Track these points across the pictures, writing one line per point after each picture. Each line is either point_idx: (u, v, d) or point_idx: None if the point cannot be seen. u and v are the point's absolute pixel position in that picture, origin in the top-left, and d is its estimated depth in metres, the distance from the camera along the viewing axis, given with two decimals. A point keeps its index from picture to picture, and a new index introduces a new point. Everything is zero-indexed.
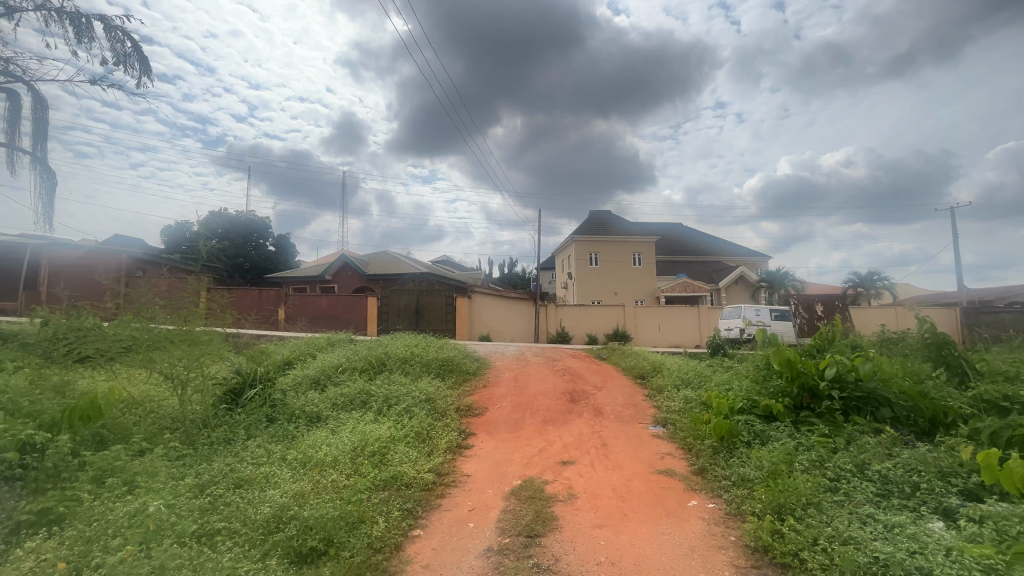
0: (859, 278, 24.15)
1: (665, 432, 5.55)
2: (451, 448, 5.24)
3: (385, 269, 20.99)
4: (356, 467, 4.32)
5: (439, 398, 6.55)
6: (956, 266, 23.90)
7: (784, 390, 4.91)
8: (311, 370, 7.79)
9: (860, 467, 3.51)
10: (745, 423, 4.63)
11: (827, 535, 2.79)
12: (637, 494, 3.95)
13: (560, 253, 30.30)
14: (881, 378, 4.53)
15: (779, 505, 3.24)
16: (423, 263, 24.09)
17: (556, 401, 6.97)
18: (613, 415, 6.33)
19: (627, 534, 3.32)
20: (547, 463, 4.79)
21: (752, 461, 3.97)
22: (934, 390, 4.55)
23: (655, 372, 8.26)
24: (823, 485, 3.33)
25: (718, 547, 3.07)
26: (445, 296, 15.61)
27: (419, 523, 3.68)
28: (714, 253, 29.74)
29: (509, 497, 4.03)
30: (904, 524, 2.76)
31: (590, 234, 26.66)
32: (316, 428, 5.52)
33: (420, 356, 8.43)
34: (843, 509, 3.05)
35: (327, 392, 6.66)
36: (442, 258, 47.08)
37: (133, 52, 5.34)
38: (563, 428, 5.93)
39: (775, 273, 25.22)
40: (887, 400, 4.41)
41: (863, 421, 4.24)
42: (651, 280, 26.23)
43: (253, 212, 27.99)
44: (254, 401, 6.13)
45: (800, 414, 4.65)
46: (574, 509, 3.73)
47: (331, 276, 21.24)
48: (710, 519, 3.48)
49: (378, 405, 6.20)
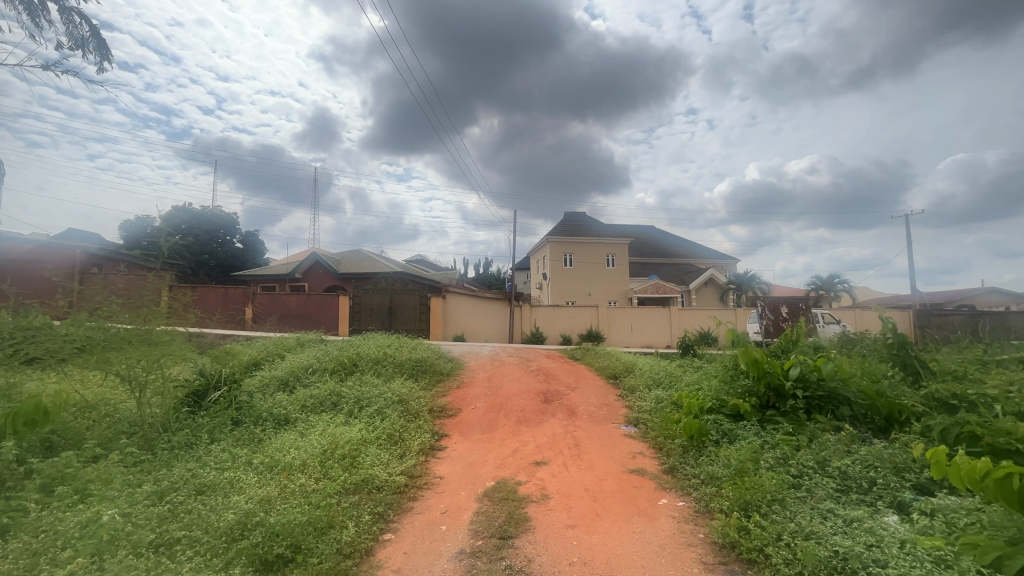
0: (820, 281, 25.16)
1: (636, 431, 5.64)
2: (424, 450, 5.18)
3: (358, 268, 20.63)
4: (325, 470, 4.22)
5: (411, 400, 6.47)
6: (908, 271, 25.16)
7: (751, 390, 5.07)
8: (279, 371, 7.58)
9: (821, 463, 3.64)
10: (713, 423, 4.74)
11: (791, 531, 2.88)
12: (610, 494, 3.99)
13: (535, 253, 30.45)
14: (842, 378, 4.70)
15: (745, 502, 3.33)
16: (396, 262, 23.78)
17: (530, 402, 6.99)
18: (586, 415, 6.39)
19: (598, 533, 3.35)
20: (521, 464, 4.80)
21: (720, 460, 4.05)
22: (889, 389, 4.74)
23: (627, 372, 8.38)
24: (787, 482, 3.44)
25: (687, 545, 3.13)
26: (419, 295, 15.48)
27: (390, 527, 3.62)
28: (685, 255, 30.45)
29: (482, 498, 4.02)
30: (861, 518, 2.87)
31: (565, 235, 26.87)
32: (284, 431, 5.36)
33: (393, 357, 8.31)
34: (806, 504, 3.15)
35: (296, 394, 6.49)
36: (416, 258, 46.69)
37: (91, 37, 5.10)
38: (537, 429, 5.95)
39: (741, 276, 26.17)
40: (847, 399, 4.57)
41: (824, 420, 4.39)
42: (624, 281, 26.63)
43: (220, 208, 27.09)
44: (218, 403, 5.92)
45: (766, 413, 4.79)
46: (547, 509, 3.75)
47: (301, 276, 20.70)
48: (680, 517, 3.55)
49: (349, 407, 6.08)
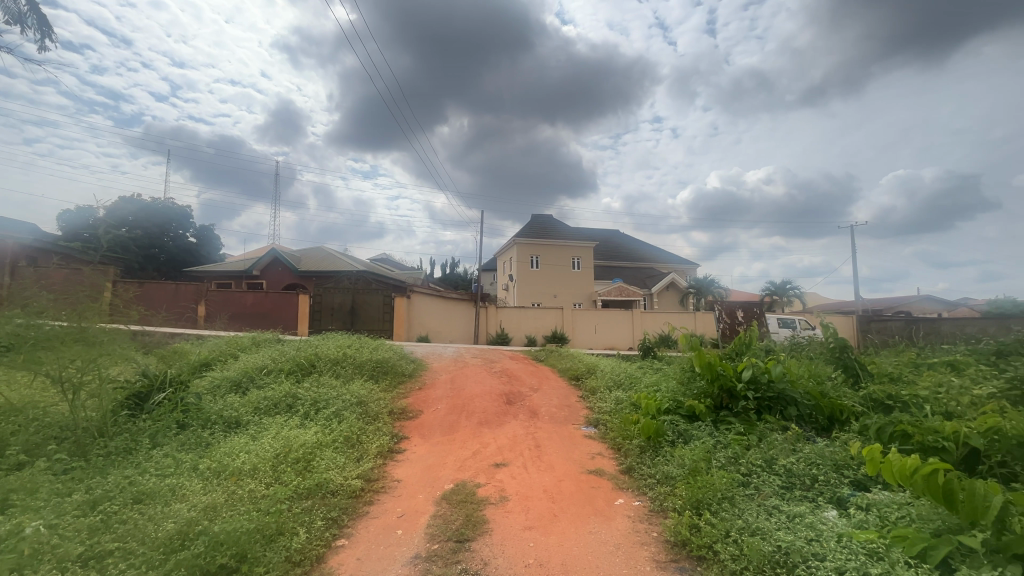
0: (774, 287, 26.32)
1: (596, 432, 5.72)
2: (382, 453, 5.07)
3: (319, 266, 20.07)
4: (277, 475, 4.06)
5: (371, 401, 6.33)
6: (853, 279, 26.68)
7: (705, 391, 5.24)
8: (231, 371, 7.26)
9: (769, 461, 3.79)
10: (670, 423, 4.86)
11: (738, 528, 2.98)
12: (568, 495, 4.02)
13: (502, 254, 30.46)
14: (790, 380, 4.92)
15: (697, 501, 3.42)
16: (360, 261, 23.29)
17: (493, 403, 6.97)
18: (548, 416, 6.43)
19: (555, 534, 3.37)
20: (481, 466, 4.77)
21: (675, 459, 4.16)
22: (832, 391, 4.99)
23: (589, 373, 8.52)
24: (736, 480, 3.56)
25: (641, 544, 3.19)
26: (382, 296, 15.20)
27: (344, 532, 3.52)
28: (648, 259, 31.22)
29: (440, 501, 3.97)
30: (803, 514, 3.00)
31: (532, 237, 27.02)
32: (234, 435, 5.14)
33: (353, 357, 8.12)
34: (753, 502, 3.27)
35: (249, 396, 6.23)
36: (381, 257, 45.93)
37: (31, 12, 4.75)
38: (499, 430, 5.94)
39: (701, 281, 27.03)
40: (794, 400, 4.78)
41: (773, 420, 4.57)
42: (589, 284, 27.04)
43: (172, 200, 25.76)
44: (162, 406, 5.59)
45: (719, 413, 4.95)
46: (505, 511, 3.74)
47: (259, 272, 19.89)
48: (635, 516, 3.61)
49: (305, 409, 5.89)
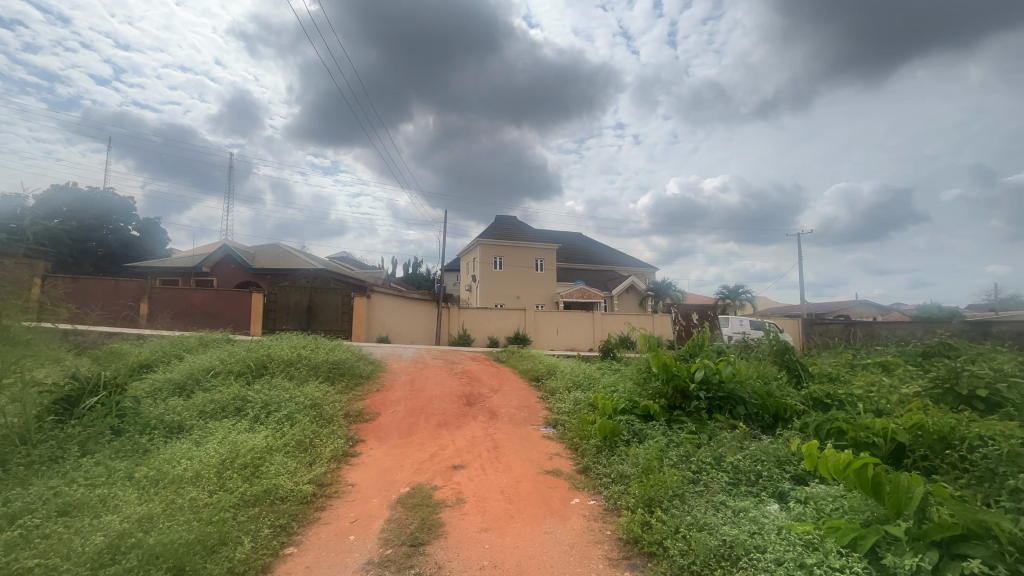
0: (727, 290, 27.40)
1: (555, 432, 5.78)
2: (336, 456, 4.92)
3: (274, 263, 19.34)
4: (221, 482, 3.87)
5: (326, 404, 6.14)
6: (799, 284, 28.16)
7: (660, 391, 5.40)
8: (174, 374, 6.87)
9: (717, 459, 3.94)
10: (626, 423, 4.98)
11: (687, 524, 3.07)
12: (525, 496, 4.03)
13: (465, 254, 30.34)
14: (739, 381, 5.12)
15: (649, 498, 3.51)
16: (318, 259, 22.63)
17: (452, 405, 6.90)
18: (507, 417, 6.44)
19: (511, 535, 3.38)
20: (438, 468, 4.72)
21: (630, 458, 4.26)
22: (778, 390, 5.23)
23: (549, 374, 8.59)
24: (687, 478, 3.68)
25: (595, 542, 3.24)
26: (341, 295, 14.83)
27: (293, 540, 3.39)
28: (609, 262, 31.86)
29: (395, 505, 3.89)
30: (747, 509, 3.14)
31: (496, 238, 27.03)
32: (176, 440, 4.86)
33: (308, 358, 7.85)
34: (702, 498, 3.39)
35: (193, 399, 5.91)
36: (341, 255, 44.73)
37: None
38: (457, 432, 5.89)
39: (659, 284, 27.82)
40: (742, 399, 4.99)
41: (723, 418, 4.76)
42: (551, 286, 27.31)
43: (112, 190, 24.17)
44: (95, 410, 5.22)
45: (673, 413, 5.11)
46: (461, 514, 3.71)
47: (209, 270, 18.97)
48: (590, 516, 3.66)
49: (255, 412, 5.65)
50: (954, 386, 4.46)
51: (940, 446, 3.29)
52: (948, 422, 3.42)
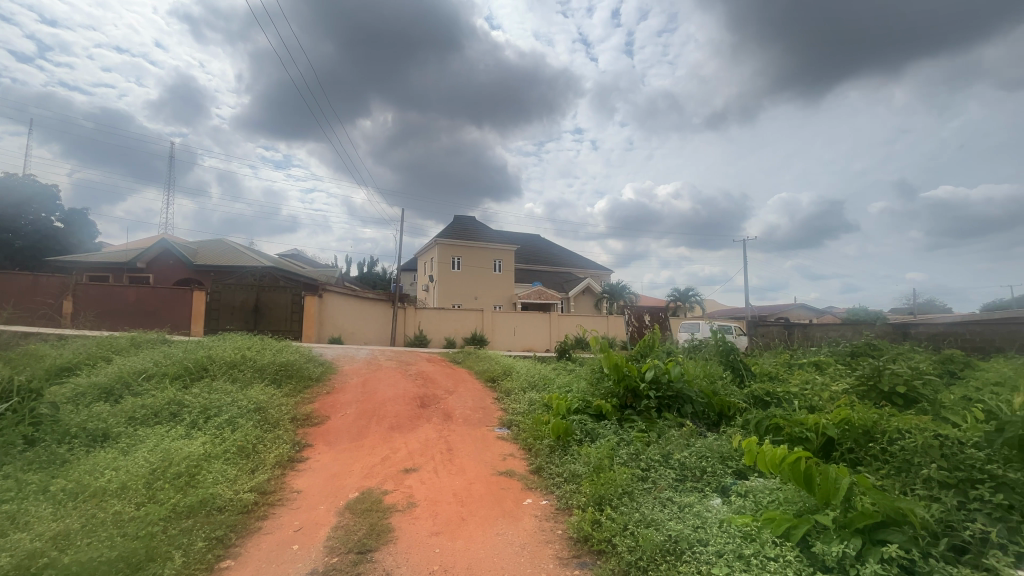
0: (678, 293, 28.47)
1: (509, 433, 5.77)
2: (281, 462, 4.70)
3: (218, 260, 18.34)
4: (151, 493, 3.61)
5: (271, 407, 5.86)
6: (743, 287, 29.66)
7: (612, 391, 5.52)
8: (99, 377, 6.34)
9: (666, 456, 4.06)
10: (579, 422, 5.05)
11: (635, 520, 3.14)
12: (477, 497, 4.00)
13: (422, 253, 29.91)
14: (686, 380, 5.31)
15: (600, 496, 3.57)
16: (267, 257, 21.63)
17: (405, 407, 6.77)
18: (462, 419, 6.38)
19: (463, 538, 3.34)
20: (389, 472, 4.60)
21: (582, 457, 4.31)
22: (722, 389, 5.46)
23: (505, 375, 8.59)
24: (636, 476, 3.77)
25: (546, 542, 3.26)
26: (291, 294, 14.26)
27: (230, 552, 3.21)
28: (566, 264, 32.33)
29: (343, 512, 3.76)
30: (692, 504, 3.25)
31: (454, 237, 26.80)
32: (101, 449, 4.50)
33: (252, 360, 7.47)
34: (650, 495, 3.48)
35: (122, 405, 5.49)
36: (292, 252, 42.98)
37: None
38: (410, 434, 5.78)
39: (614, 286, 28.54)
40: (689, 398, 5.18)
41: (671, 417, 4.92)
42: (509, 287, 27.40)
43: (33, 177, 22.15)
44: (6, 418, 4.74)
45: (624, 412, 5.24)
46: (412, 518, 3.63)
47: (144, 266, 17.76)
48: (542, 516, 3.68)
49: (192, 417, 5.31)
50: (877, 383, 4.81)
51: (865, 439, 3.54)
52: (872, 416, 3.68)
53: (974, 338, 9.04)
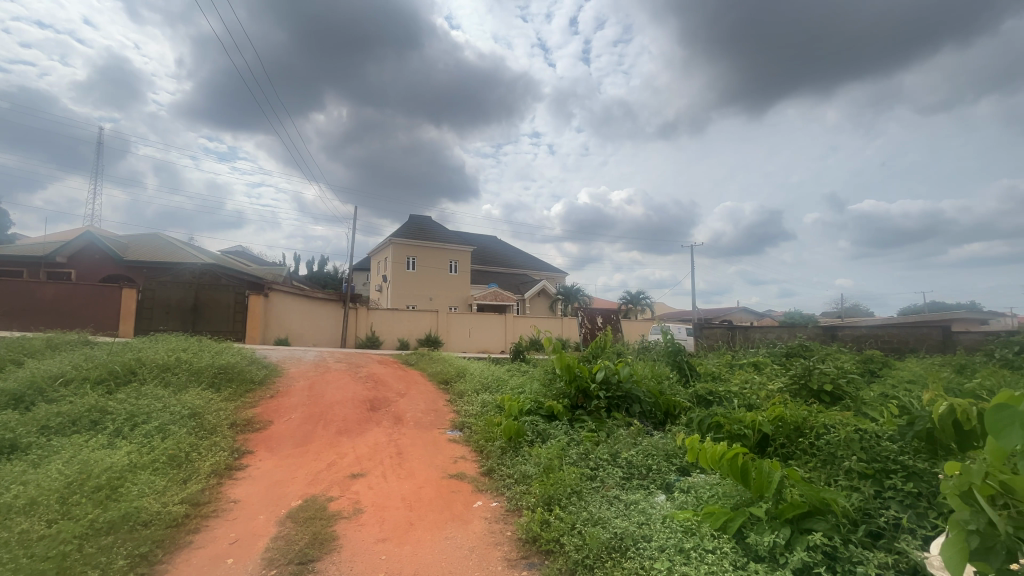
0: (629, 296, 29.30)
1: (461, 436, 5.72)
2: (217, 471, 4.43)
3: (152, 255, 17.13)
4: (65, 509, 3.30)
5: (208, 413, 5.52)
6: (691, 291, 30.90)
7: (564, 392, 5.61)
8: (7, 383, 5.73)
9: (614, 454, 4.16)
10: (531, 423, 5.09)
11: (583, 519, 3.19)
12: (426, 502, 3.93)
13: (376, 252, 29.17)
14: (635, 381, 5.46)
15: (549, 497, 3.60)
16: (207, 253, 20.43)
17: (354, 411, 6.56)
18: (413, 421, 6.26)
19: (410, 543, 3.27)
20: (335, 478, 4.45)
21: (532, 458, 4.34)
22: (668, 388, 5.65)
23: (458, 377, 8.51)
24: (585, 475, 3.83)
25: (495, 544, 3.25)
26: (234, 293, 13.62)
27: (156, 570, 2.99)
28: (522, 266, 32.53)
29: (284, 521, 3.60)
30: (637, 501, 3.34)
31: (409, 237, 26.32)
32: (7, 462, 4.08)
33: (188, 363, 7.01)
34: (598, 493, 3.55)
35: (34, 413, 5.00)
36: (236, 249, 40.89)
37: None
38: (359, 438, 5.61)
39: (569, 289, 29.01)
40: (637, 398, 5.33)
41: (619, 416, 5.04)
42: (465, 288, 27.24)
43: None
44: None
45: (575, 412, 5.33)
46: (357, 525, 3.52)
47: (66, 260, 16.33)
48: (491, 518, 3.67)
49: (117, 425, 4.92)
50: (807, 382, 5.14)
51: (795, 434, 3.76)
52: (802, 413, 3.92)
53: (891, 338, 9.82)
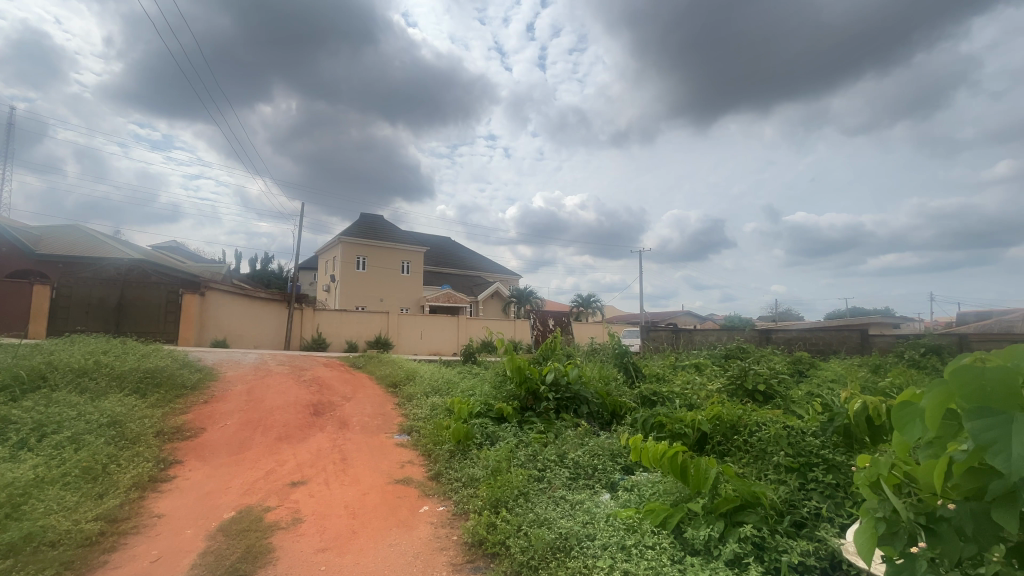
0: (580, 300, 29.91)
1: (408, 440, 5.60)
2: (139, 484, 4.09)
3: (70, 249, 15.68)
4: None
5: (131, 421, 5.11)
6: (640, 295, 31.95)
7: (514, 393, 5.63)
8: None
9: (561, 455, 4.21)
10: (480, 426, 5.07)
11: (529, 521, 3.20)
12: (370, 508, 3.82)
13: (325, 250, 28.12)
14: (584, 382, 5.55)
15: (496, 499, 3.58)
16: (136, 247, 18.96)
17: (295, 416, 6.27)
18: (358, 426, 6.07)
19: (353, 552, 3.16)
20: (273, 487, 4.23)
21: (480, 461, 4.32)
22: (615, 389, 5.79)
23: (407, 380, 8.34)
24: (532, 476, 3.87)
25: (440, 549, 3.20)
26: (164, 291, 12.69)
27: None
28: (476, 268, 32.41)
29: (214, 534, 3.38)
30: (582, 500, 3.40)
31: (359, 236, 25.56)
32: None
33: (108, 368, 6.45)
34: (545, 494, 3.58)
35: None
36: (169, 244, 38.16)
37: None
38: (300, 445, 5.37)
39: (522, 292, 29.26)
40: (585, 399, 5.43)
41: (568, 417, 5.12)
42: (417, 289, 26.80)
43: None
44: None
45: (524, 414, 5.37)
46: (296, 535, 3.36)
47: None
48: (438, 522, 3.62)
49: (22, 436, 4.44)
50: (743, 382, 5.43)
51: (731, 432, 3.96)
52: (737, 412, 4.13)
53: (818, 341, 10.56)
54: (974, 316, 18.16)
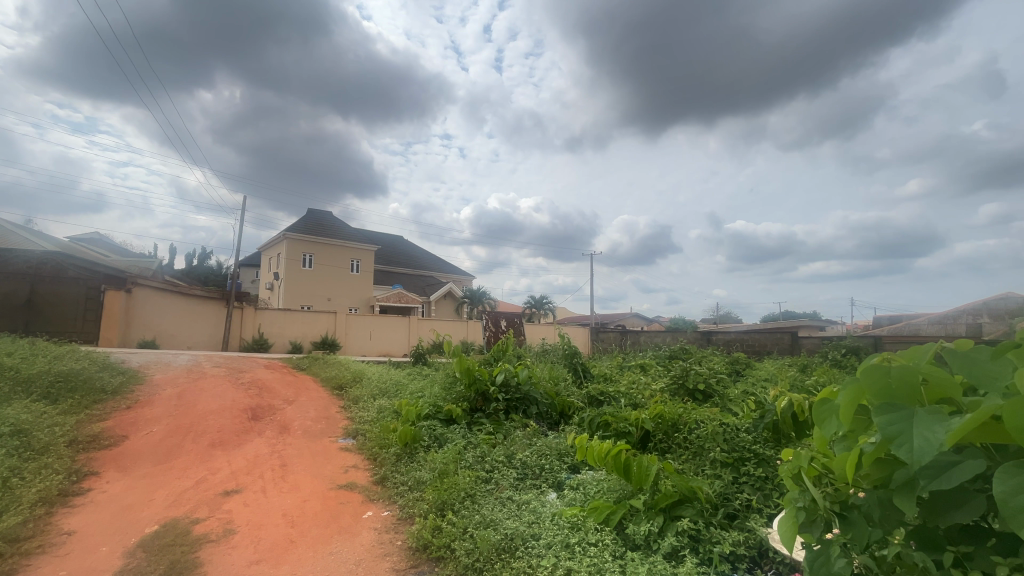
0: (533, 301, 30.22)
1: (354, 443, 5.43)
2: (46, 498, 3.71)
3: None
4: None
5: (39, 429, 4.63)
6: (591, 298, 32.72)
7: (463, 395, 5.59)
8: None
9: (510, 456, 4.22)
10: (428, 428, 4.99)
11: (474, 523, 3.17)
12: (310, 516, 3.66)
13: (268, 247, 26.81)
14: (533, 382, 5.59)
15: (442, 502, 3.53)
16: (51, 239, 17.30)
17: (231, 421, 5.92)
18: (300, 430, 5.82)
19: (290, 562, 3.02)
20: (204, 497, 3.97)
21: (427, 464, 4.25)
22: (564, 390, 5.88)
23: (355, 382, 8.10)
24: (479, 477, 3.85)
25: (382, 556, 3.12)
26: (83, 287, 11.67)
27: None
28: (429, 268, 32.04)
29: (133, 551, 3.12)
30: (529, 500, 3.43)
31: (306, 233, 24.56)
32: None
33: (13, 371, 5.83)
34: (491, 496, 3.57)
35: None
36: (91, 236, 35.10)
37: None
38: (236, 451, 5.08)
39: (476, 292, 29.22)
40: (535, 399, 5.47)
41: (517, 418, 5.14)
42: (367, 289, 26.12)
43: None
44: None
45: (473, 415, 5.34)
46: (226, 548, 3.16)
47: None
48: (381, 528, 3.52)
49: None
50: (685, 382, 5.66)
51: (671, 430, 4.12)
52: (678, 410, 4.30)
53: (754, 342, 11.24)
54: (888, 320, 19.97)
